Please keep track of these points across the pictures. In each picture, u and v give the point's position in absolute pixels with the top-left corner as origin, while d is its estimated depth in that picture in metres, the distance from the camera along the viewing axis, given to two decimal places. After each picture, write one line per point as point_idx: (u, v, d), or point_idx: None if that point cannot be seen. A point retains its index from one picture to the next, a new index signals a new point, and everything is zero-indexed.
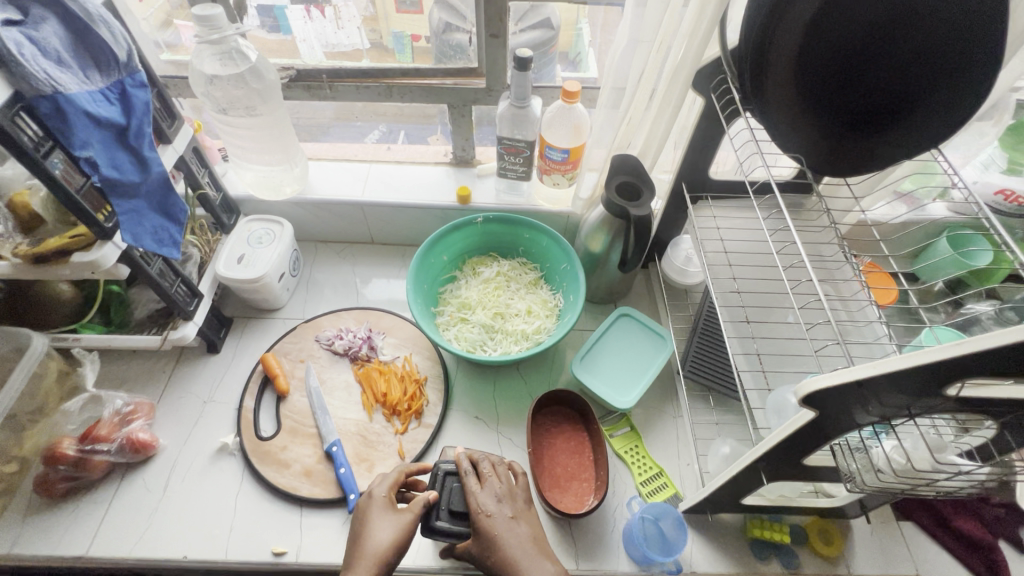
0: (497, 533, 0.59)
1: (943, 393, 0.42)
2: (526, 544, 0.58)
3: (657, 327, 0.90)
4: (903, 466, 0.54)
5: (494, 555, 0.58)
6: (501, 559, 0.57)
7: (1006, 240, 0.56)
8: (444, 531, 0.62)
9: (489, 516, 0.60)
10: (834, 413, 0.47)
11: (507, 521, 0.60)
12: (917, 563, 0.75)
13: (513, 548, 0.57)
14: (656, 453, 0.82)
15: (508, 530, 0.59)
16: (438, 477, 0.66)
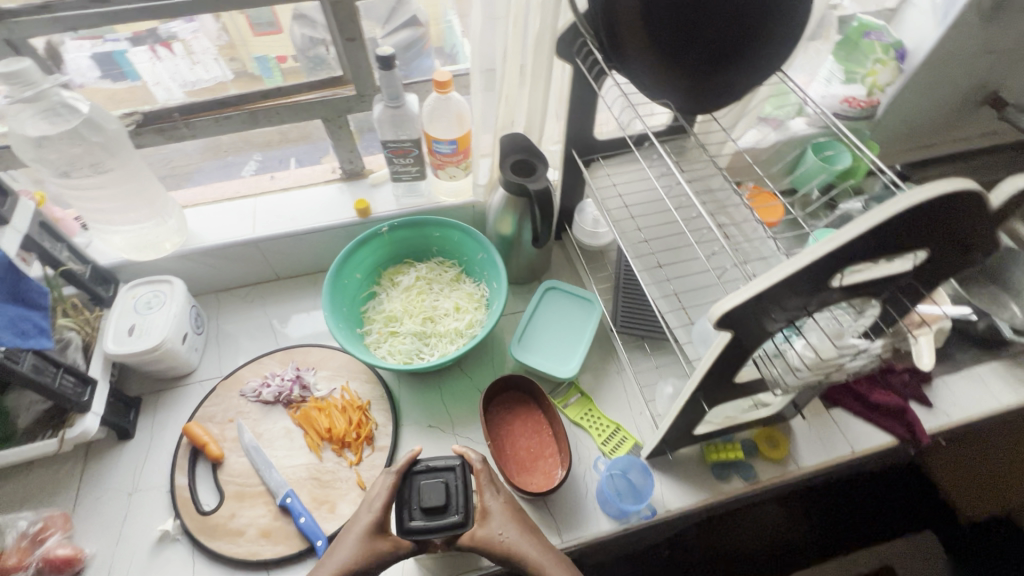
0: (504, 519, 0.64)
1: (829, 285, 0.46)
2: (527, 530, 0.64)
3: (582, 292, 0.93)
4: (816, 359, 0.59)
5: (504, 540, 0.62)
6: (508, 544, 0.62)
7: (853, 140, 0.62)
8: (420, 530, 0.60)
9: (494, 505, 0.65)
10: (749, 329, 0.50)
11: (508, 509, 0.65)
12: (851, 442, 0.83)
13: (517, 535, 0.62)
14: (610, 410, 0.85)
15: (509, 516, 0.64)
16: (405, 480, 0.63)
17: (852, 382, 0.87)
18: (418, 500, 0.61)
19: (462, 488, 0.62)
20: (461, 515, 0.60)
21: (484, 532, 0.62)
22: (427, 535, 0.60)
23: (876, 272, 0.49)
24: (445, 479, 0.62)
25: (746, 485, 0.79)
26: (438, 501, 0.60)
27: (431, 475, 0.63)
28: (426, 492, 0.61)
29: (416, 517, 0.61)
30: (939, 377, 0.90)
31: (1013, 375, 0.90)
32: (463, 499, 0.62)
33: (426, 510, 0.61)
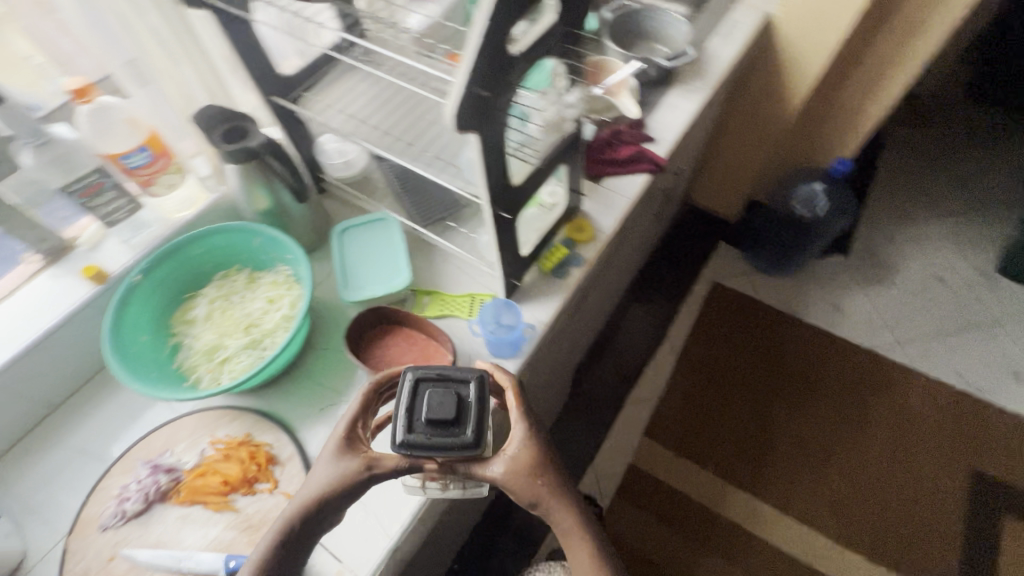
0: (531, 463, 0.59)
1: (510, 54, 0.55)
2: (561, 484, 0.59)
3: (371, 216, 0.95)
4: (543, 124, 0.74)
5: (542, 487, 0.58)
6: (540, 489, 0.58)
7: None
8: (421, 444, 0.57)
9: (534, 451, 0.60)
10: (487, 123, 0.59)
11: (534, 449, 0.60)
12: (625, 195, 1.04)
13: (553, 491, 0.58)
14: (458, 288, 0.92)
15: (541, 461, 0.59)
16: (413, 388, 0.60)
17: (601, 155, 1.07)
18: (425, 412, 0.58)
19: (471, 402, 0.59)
20: (470, 438, 0.57)
21: (510, 474, 0.58)
22: (429, 448, 0.57)
23: (536, 32, 0.60)
24: (456, 394, 0.59)
25: (582, 269, 0.94)
26: (448, 413, 0.57)
27: (438, 387, 0.60)
28: (434, 404, 0.58)
29: (419, 427, 0.58)
30: (648, 119, 1.15)
31: (685, 91, 1.20)
32: (471, 415, 0.58)
33: (431, 421, 0.57)
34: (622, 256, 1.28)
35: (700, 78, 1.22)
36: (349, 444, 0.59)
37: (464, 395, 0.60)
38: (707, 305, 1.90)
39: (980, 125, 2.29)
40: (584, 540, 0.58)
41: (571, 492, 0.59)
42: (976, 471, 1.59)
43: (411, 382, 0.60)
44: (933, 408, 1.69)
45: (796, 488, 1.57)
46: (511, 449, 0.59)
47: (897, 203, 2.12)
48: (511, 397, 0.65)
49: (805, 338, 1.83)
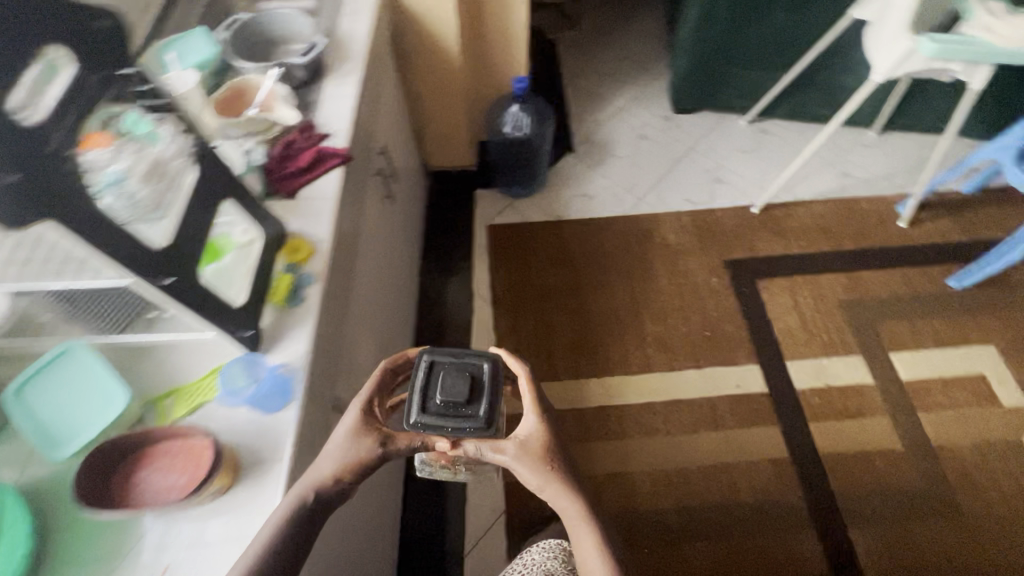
0: (540, 456, 0.72)
1: (22, 123, 0.49)
2: (567, 479, 0.73)
3: (49, 355, 0.78)
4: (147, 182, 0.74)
5: (552, 472, 0.72)
6: (547, 472, 0.72)
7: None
8: (435, 422, 0.69)
9: (542, 438, 0.74)
10: (58, 204, 0.52)
11: (545, 443, 0.74)
12: (325, 196, 1.03)
13: (563, 480, 0.73)
14: (197, 373, 0.82)
15: (547, 450, 0.73)
16: (431, 367, 0.72)
17: (283, 171, 1.04)
18: (440, 390, 0.70)
19: (484, 380, 0.71)
20: (484, 422, 0.69)
21: (523, 455, 0.71)
22: (440, 426, 0.69)
23: None
24: (469, 373, 0.71)
25: (317, 283, 0.92)
26: (462, 394, 0.69)
27: (457, 371, 0.71)
28: (449, 382, 0.70)
29: (432, 404, 0.69)
30: (315, 117, 1.14)
31: (337, 77, 1.21)
32: (483, 393, 0.70)
33: (445, 401, 0.69)
34: (373, 249, 1.28)
35: (346, 60, 1.24)
36: (367, 418, 0.73)
37: (477, 373, 0.71)
38: (495, 246, 2.03)
39: (609, 8, 2.77)
40: (586, 528, 0.72)
41: (574, 484, 0.73)
42: (727, 259, 2.00)
43: (428, 362, 0.72)
44: (682, 234, 2.06)
45: (629, 348, 1.82)
46: (523, 437, 0.73)
47: (586, 92, 2.48)
48: (524, 386, 0.77)
49: (578, 230, 2.07)
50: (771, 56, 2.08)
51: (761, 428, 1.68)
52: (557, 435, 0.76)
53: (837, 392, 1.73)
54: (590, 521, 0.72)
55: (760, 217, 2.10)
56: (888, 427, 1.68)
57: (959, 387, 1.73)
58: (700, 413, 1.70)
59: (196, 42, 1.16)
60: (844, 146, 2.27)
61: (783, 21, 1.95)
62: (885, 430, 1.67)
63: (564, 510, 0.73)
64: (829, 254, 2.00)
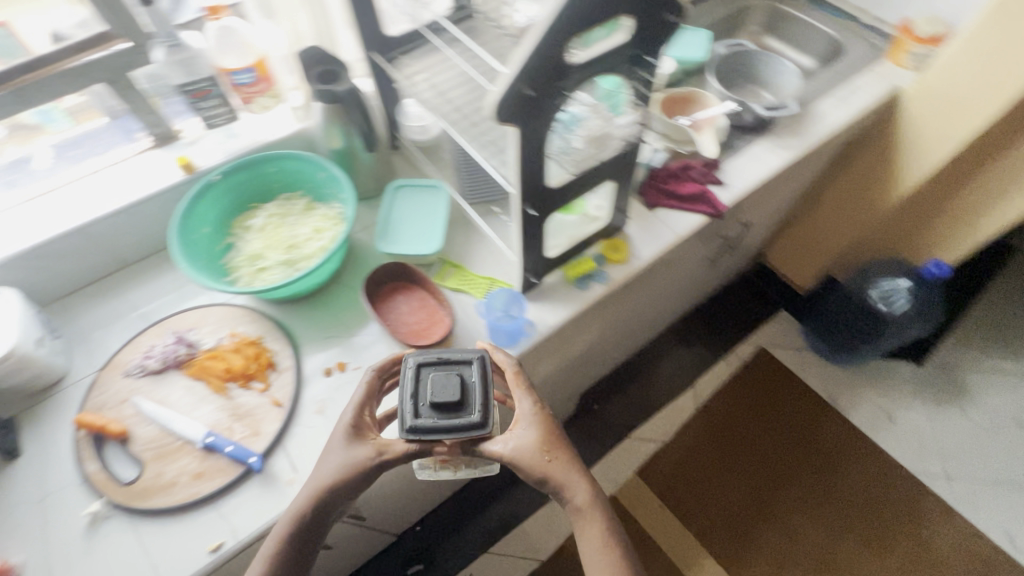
0: (542, 443, 0.66)
1: (567, 64, 0.58)
2: (570, 460, 0.66)
3: (426, 182, 1.00)
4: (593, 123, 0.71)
5: (550, 462, 0.65)
6: (549, 470, 0.65)
7: None
8: (433, 424, 0.63)
9: (538, 425, 0.68)
10: (530, 120, 0.61)
11: (544, 430, 0.67)
12: (673, 228, 1.02)
13: (563, 461, 0.65)
14: (482, 269, 0.95)
15: (547, 441, 0.66)
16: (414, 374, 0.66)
17: (663, 186, 1.05)
18: (431, 396, 0.64)
19: (475, 385, 0.66)
20: (478, 415, 0.63)
21: (529, 450, 0.65)
22: (438, 430, 0.62)
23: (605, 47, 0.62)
24: (458, 375, 0.66)
25: (604, 286, 0.95)
26: (454, 394, 0.64)
27: (439, 373, 0.66)
28: (438, 385, 0.64)
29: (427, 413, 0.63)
30: (726, 161, 1.12)
31: (775, 144, 1.15)
32: (476, 396, 0.65)
33: (436, 407, 0.63)
34: (657, 289, 1.25)
35: (796, 135, 1.16)
36: (355, 432, 0.66)
37: (467, 375, 0.67)
38: (744, 369, 1.82)
39: None
40: (588, 519, 0.63)
41: (576, 472, 0.66)
42: None
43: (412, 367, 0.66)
44: (961, 557, 1.52)
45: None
46: (523, 436, 0.66)
47: (999, 330, 1.89)
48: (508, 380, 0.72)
49: (834, 432, 1.70)
50: None
51: None
52: (555, 420, 0.69)
53: None
54: (598, 514, 0.64)
55: None
56: None
57: None
58: None
59: (695, 40, 1.20)
60: None
61: None
62: None
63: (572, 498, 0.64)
64: None
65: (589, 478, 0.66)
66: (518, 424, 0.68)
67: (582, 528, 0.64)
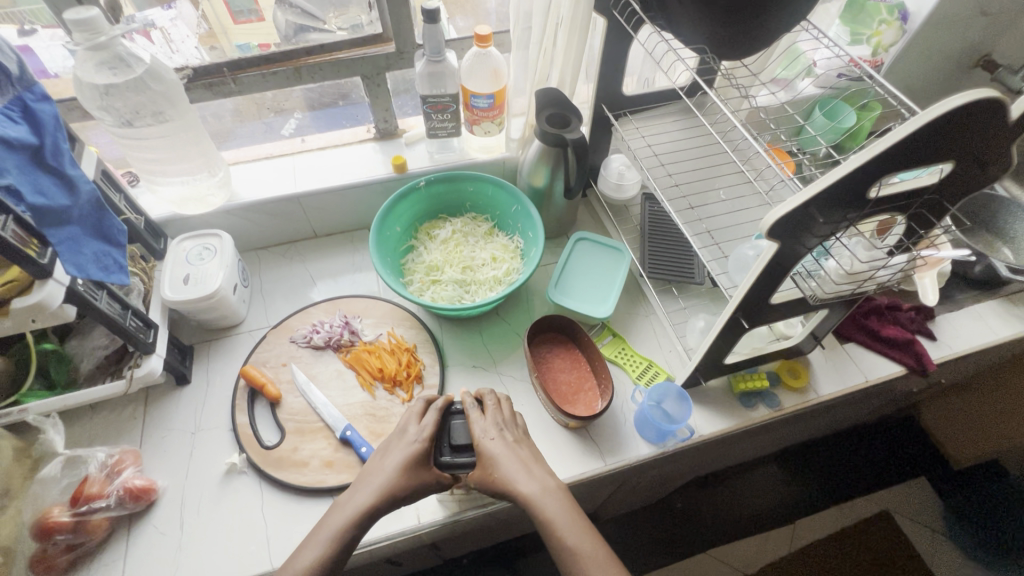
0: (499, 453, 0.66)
1: (867, 196, 0.53)
2: (520, 468, 0.64)
3: (611, 242, 0.97)
4: (848, 265, 0.66)
5: (494, 475, 0.64)
6: (500, 481, 0.64)
7: (882, 85, 0.73)
8: (453, 462, 0.68)
9: (487, 440, 0.67)
10: (795, 240, 0.56)
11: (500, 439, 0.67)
12: (864, 372, 0.90)
13: (509, 466, 0.64)
14: (643, 349, 0.90)
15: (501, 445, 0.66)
16: (439, 419, 0.71)
17: (864, 321, 0.94)
18: (449, 438, 0.70)
19: None
20: None
21: (481, 471, 0.65)
22: (454, 468, 0.68)
23: (904, 186, 0.56)
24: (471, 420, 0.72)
25: (771, 411, 0.85)
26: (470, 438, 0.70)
27: (461, 416, 0.72)
28: (459, 431, 0.70)
29: (445, 452, 0.69)
30: (942, 314, 0.98)
31: (1008, 312, 0.99)
32: None
33: (457, 446, 0.70)
34: (809, 422, 1.10)
35: None
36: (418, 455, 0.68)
37: None
38: (862, 527, 1.51)
39: None
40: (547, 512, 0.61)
41: (528, 479, 0.63)
42: None
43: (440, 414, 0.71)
44: None
45: None
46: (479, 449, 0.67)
47: None
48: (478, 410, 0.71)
49: None
50: None
51: None
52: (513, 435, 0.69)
53: None
54: (553, 510, 0.61)
55: None
56: None
57: None
58: None
59: None
60: None
61: None
62: None
63: (527, 503, 0.62)
64: None
65: (542, 478, 0.64)
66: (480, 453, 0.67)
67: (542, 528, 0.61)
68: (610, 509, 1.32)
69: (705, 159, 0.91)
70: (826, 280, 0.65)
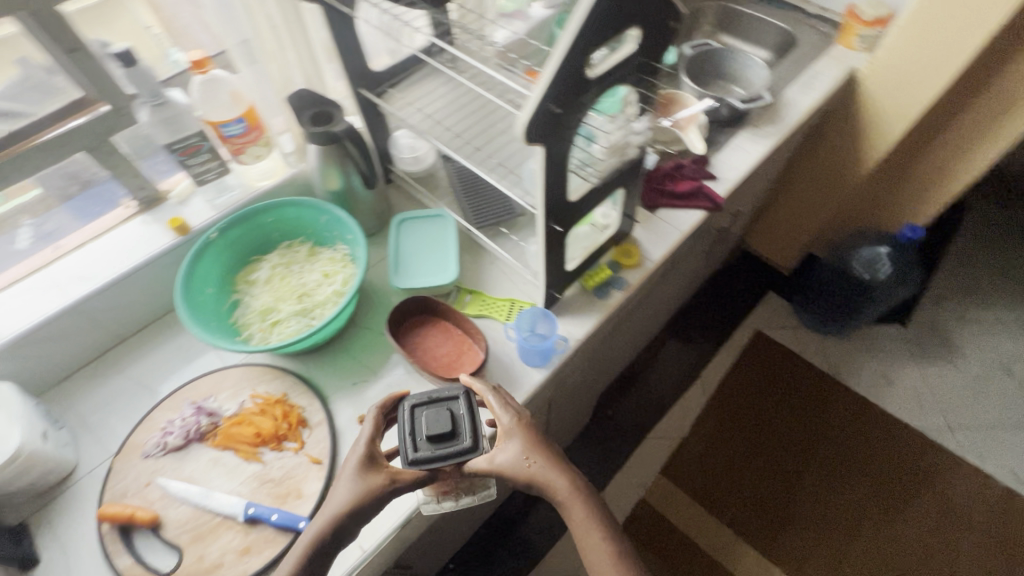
0: (524, 447, 0.64)
1: (587, 78, 0.59)
2: (553, 457, 0.64)
3: (429, 211, 0.99)
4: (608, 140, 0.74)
5: (527, 469, 0.63)
6: (532, 476, 0.63)
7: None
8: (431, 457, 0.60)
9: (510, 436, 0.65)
10: (554, 138, 0.61)
11: (523, 431, 0.65)
12: (678, 227, 1.04)
13: (539, 466, 0.63)
14: (500, 292, 0.94)
15: (528, 441, 0.65)
16: (405, 412, 0.62)
17: (662, 187, 1.07)
18: (423, 432, 0.61)
19: (464, 416, 0.62)
20: (471, 441, 0.60)
21: (506, 462, 0.63)
22: (431, 464, 0.60)
23: (616, 59, 0.64)
24: (449, 408, 0.62)
25: (623, 292, 0.95)
26: (448, 431, 0.60)
27: (430, 405, 0.63)
28: (429, 421, 0.61)
29: (420, 449, 0.61)
30: (713, 157, 1.16)
31: (756, 135, 1.19)
32: (467, 427, 0.62)
33: (432, 440, 0.60)
34: (664, 289, 1.25)
35: (773, 124, 1.21)
36: (371, 462, 0.62)
37: (456, 408, 0.63)
38: (746, 354, 1.82)
39: None
40: (575, 508, 0.62)
41: (561, 476, 0.63)
42: None
43: (405, 407, 0.62)
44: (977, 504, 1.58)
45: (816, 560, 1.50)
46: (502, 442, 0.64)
47: (972, 282, 2.01)
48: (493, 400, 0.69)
49: (843, 409, 1.72)
50: None
51: None
52: (534, 426, 0.68)
53: None
54: (585, 508, 0.61)
55: None
56: None
57: None
58: None
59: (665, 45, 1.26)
60: None
61: None
62: None
63: (557, 498, 0.62)
64: None
65: (572, 474, 0.64)
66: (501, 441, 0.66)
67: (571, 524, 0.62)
68: (556, 443, 1.41)
69: (474, 103, 0.95)
70: (597, 161, 0.73)
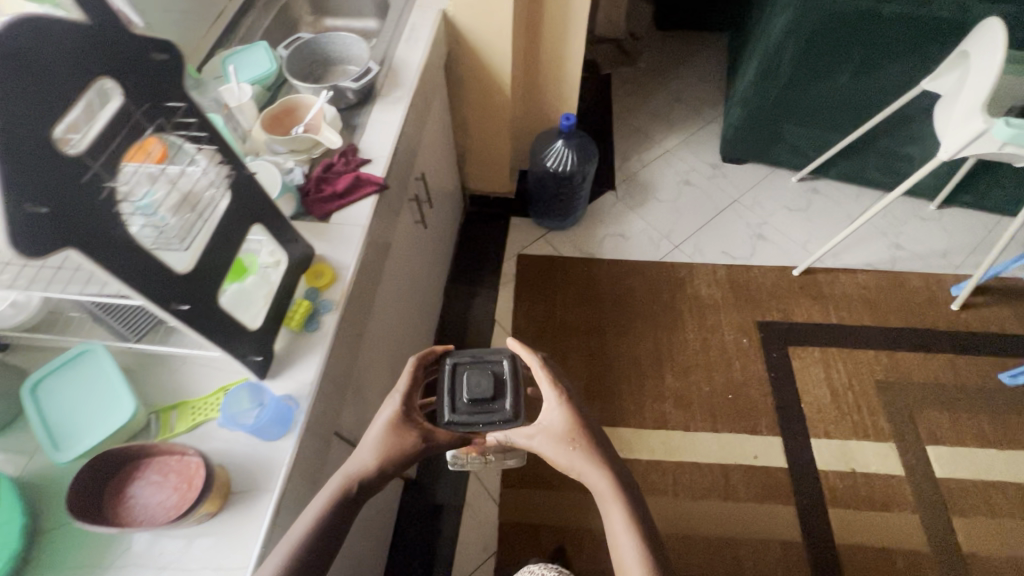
0: (569, 431, 0.84)
1: (67, 157, 0.50)
2: (598, 460, 0.83)
3: (68, 357, 0.82)
4: (179, 204, 0.72)
5: (573, 453, 0.83)
6: (575, 463, 0.83)
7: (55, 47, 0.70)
8: (468, 415, 0.85)
9: (556, 423, 0.85)
10: (85, 232, 0.52)
11: (572, 419, 0.85)
12: (356, 222, 1.04)
13: (585, 464, 0.83)
14: (206, 388, 0.84)
15: (571, 432, 0.84)
16: (454, 372, 0.88)
17: (322, 194, 1.06)
18: (466, 393, 0.86)
19: (504, 380, 0.87)
20: (509, 409, 0.85)
21: (548, 448, 0.84)
22: (467, 421, 0.85)
23: (107, 116, 0.55)
24: (489, 373, 0.87)
25: (333, 312, 0.93)
26: (490, 390, 0.86)
27: (472, 369, 0.88)
28: (473, 383, 0.86)
29: (461, 403, 0.85)
30: (358, 141, 1.17)
31: (389, 103, 1.23)
32: (505, 392, 0.87)
33: (474, 399, 0.85)
34: (396, 275, 1.27)
35: (398, 86, 1.26)
36: (409, 415, 0.85)
37: (497, 373, 0.88)
38: (520, 278, 2.04)
39: (666, 47, 2.80)
40: (613, 507, 0.80)
41: (595, 461, 0.82)
42: (760, 321, 1.93)
43: (451, 367, 0.88)
44: (715, 287, 2.01)
45: (647, 401, 1.77)
46: (547, 423, 0.85)
47: (634, 130, 2.50)
48: (543, 373, 0.89)
49: (611, 272, 2.05)
50: (830, 117, 2.01)
51: (779, 506, 1.60)
52: (579, 413, 0.87)
53: (862, 480, 1.64)
54: (619, 505, 0.80)
55: (801, 279, 2.03)
56: (915, 525, 1.57)
57: (1000, 494, 1.61)
58: (711, 479, 1.64)
59: (257, 58, 1.22)
60: (899, 217, 2.18)
61: (848, 83, 1.89)
62: (910, 526, 1.57)
63: (598, 493, 0.82)
64: (870, 329, 1.91)
65: (614, 476, 0.83)
66: (545, 410, 0.87)
67: (606, 513, 0.81)
68: None
69: None
70: (170, 233, 0.73)
